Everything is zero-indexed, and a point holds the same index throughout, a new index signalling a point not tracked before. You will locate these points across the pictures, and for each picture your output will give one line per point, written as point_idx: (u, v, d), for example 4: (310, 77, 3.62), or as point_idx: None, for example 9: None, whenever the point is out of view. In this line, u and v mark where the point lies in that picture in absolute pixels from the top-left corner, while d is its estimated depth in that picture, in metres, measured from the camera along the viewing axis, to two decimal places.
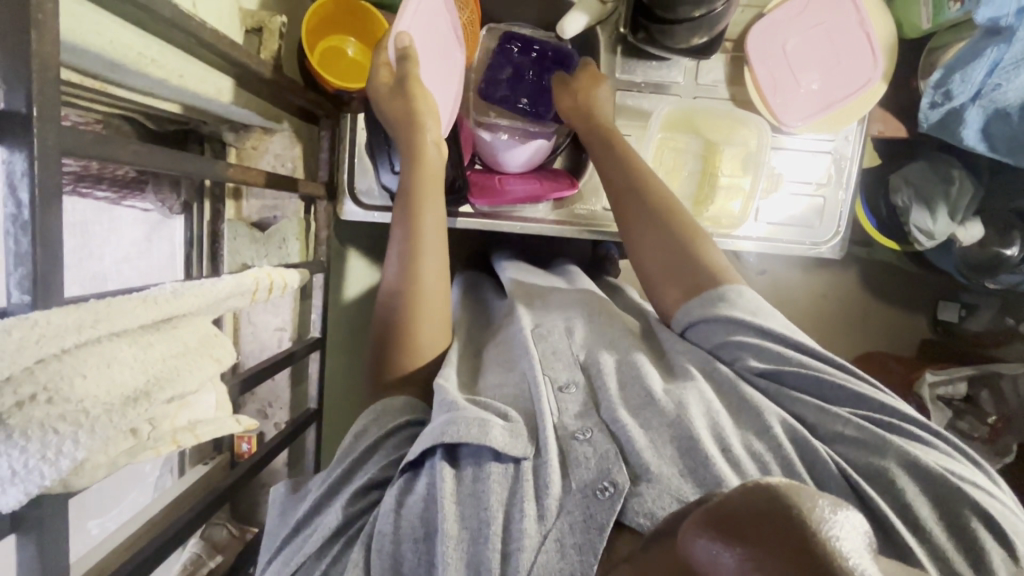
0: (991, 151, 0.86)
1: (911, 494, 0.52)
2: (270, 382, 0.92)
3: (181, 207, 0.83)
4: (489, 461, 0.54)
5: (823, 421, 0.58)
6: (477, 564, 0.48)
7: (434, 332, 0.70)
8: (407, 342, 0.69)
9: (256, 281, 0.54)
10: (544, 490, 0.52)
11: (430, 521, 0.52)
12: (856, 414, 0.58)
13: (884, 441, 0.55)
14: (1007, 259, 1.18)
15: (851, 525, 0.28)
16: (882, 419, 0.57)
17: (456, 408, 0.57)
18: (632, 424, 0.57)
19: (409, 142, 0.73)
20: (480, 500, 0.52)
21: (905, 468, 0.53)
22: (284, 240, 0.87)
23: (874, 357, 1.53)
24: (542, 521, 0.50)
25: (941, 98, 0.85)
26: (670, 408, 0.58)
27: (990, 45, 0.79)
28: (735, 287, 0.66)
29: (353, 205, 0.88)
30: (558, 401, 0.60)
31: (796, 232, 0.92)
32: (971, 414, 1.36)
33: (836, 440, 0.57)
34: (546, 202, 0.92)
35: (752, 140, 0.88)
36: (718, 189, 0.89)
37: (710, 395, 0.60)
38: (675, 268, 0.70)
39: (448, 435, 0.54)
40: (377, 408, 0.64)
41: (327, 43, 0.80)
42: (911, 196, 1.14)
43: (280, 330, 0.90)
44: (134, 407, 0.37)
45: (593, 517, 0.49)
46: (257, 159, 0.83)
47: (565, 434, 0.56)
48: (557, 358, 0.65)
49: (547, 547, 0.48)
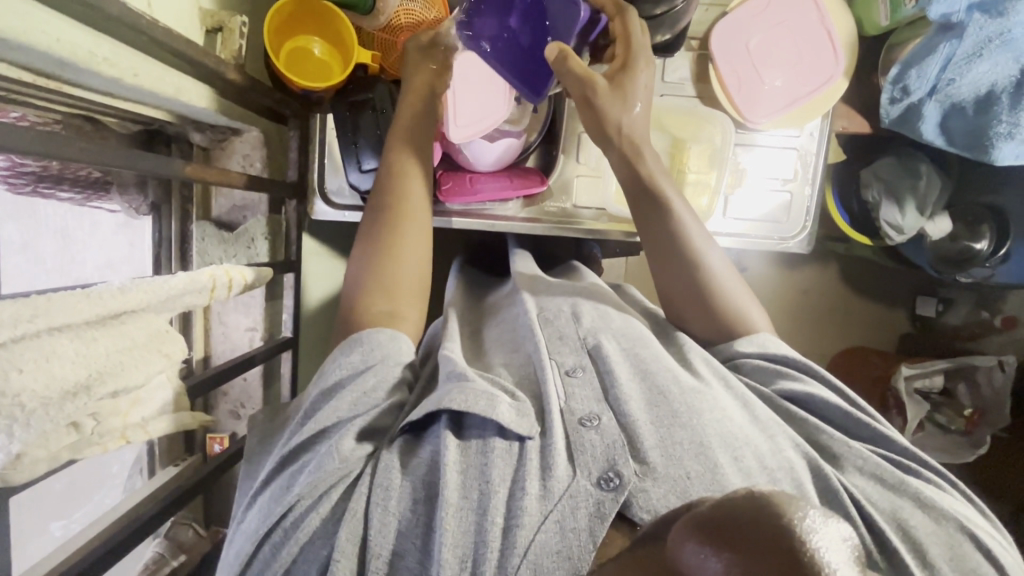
0: (948, 144, 0.88)
1: (922, 533, 0.53)
2: (242, 381, 0.91)
3: (149, 208, 0.82)
4: (493, 436, 0.55)
5: (847, 453, 0.60)
6: (477, 535, 0.48)
7: (410, 277, 0.71)
8: (393, 295, 0.69)
9: (212, 279, 0.54)
10: (549, 469, 0.52)
11: (433, 485, 0.52)
12: (879, 452, 0.61)
13: (902, 482, 0.57)
14: (978, 253, 1.19)
15: (835, 530, 0.29)
16: (903, 461, 0.60)
17: (466, 379, 0.59)
18: (644, 423, 0.57)
19: (410, 86, 0.78)
20: (483, 473, 0.52)
21: (918, 506, 0.55)
22: (252, 239, 0.88)
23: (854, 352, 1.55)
24: (546, 498, 0.50)
25: (899, 94, 0.86)
26: (682, 412, 0.59)
27: (943, 41, 0.81)
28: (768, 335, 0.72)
29: (324, 205, 0.88)
30: (565, 384, 0.61)
31: (766, 228, 0.93)
32: (947, 407, 1.39)
33: (855, 473, 0.59)
34: (516, 200, 0.93)
35: (717, 137, 0.90)
36: (685, 185, 0.90)
37: (724, 403, 0.62)
38: (699, 296, 0.74)
39: (446, 402, 0.55)
40: (355, 340, 0.63)
41: (293, 44, 0.79)
42: (881, 191, 1.16)
43: (252, 330, 0.90)
44: (72, 401, 0.38)
45: (598, 506, 0.49)
46: (226, 159, 0.84)
47: (572, 420, 0.57)
48: (564, 342, 0.67)
49: (547, 527, 0.47)
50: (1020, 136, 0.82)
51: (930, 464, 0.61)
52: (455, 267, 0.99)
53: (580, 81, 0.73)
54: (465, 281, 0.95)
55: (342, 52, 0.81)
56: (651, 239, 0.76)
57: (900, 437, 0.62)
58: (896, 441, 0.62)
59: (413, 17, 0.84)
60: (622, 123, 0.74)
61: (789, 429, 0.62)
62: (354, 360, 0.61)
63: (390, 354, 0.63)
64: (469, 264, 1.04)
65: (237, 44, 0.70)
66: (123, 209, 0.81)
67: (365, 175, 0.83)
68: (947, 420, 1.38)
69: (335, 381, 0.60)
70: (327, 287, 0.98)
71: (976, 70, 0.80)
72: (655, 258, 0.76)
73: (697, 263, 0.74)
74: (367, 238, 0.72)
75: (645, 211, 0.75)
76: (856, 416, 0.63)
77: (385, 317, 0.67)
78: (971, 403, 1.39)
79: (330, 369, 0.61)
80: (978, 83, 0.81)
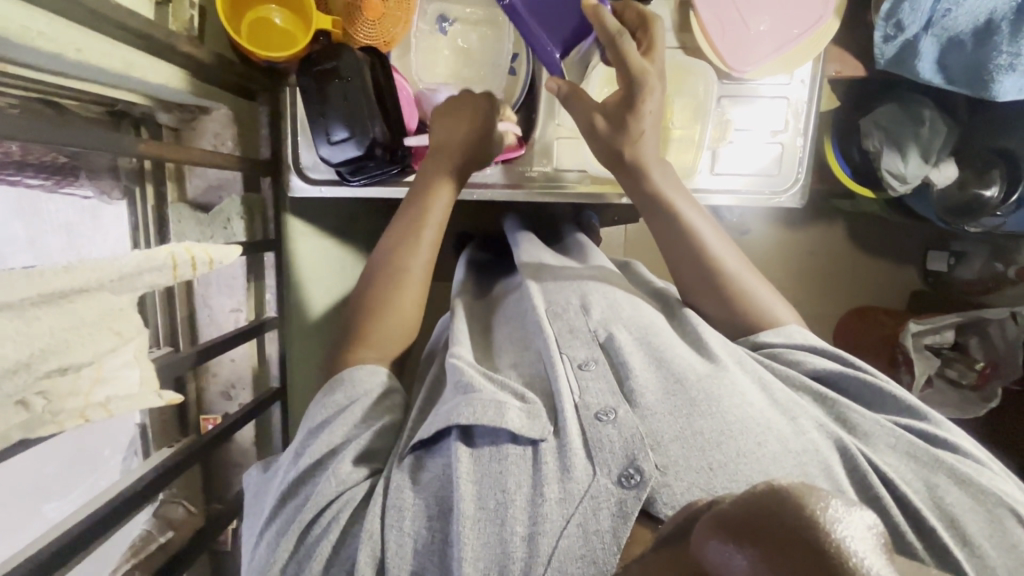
0: (948, 83, 0.82)
1: (959, 509, 0.52)
2: (231, 362, 0.92)
3: (122, 193, 0.80)
4: (506, 443, 0.55)
5: (877, 430, 0.59)
6: (500, 545, 0.49)
7: (413, 302, 0.76)
8: (387, 337, 0.72)
9: (172, 257, 0.54)
10: (567, 470, 0.52)
11: (445, 499, 0.53)
12: (910, 429, 0.61)
13: (934, 458, 0.57)
14: (989, 200, 1.16)
15: (859, 519, 0.27)
16: (934, 434, 0.60)
17: (473, 390, 0.60)
18: (663, 415, 0.57)
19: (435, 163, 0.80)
20: (500, 482, 0.53)
21: (955, 483, 0.54)
22: (228, 219, 0.86)
23: (867, 312, 1.53)
24: (566, 500, 0.50)
25: (893, 30, 0.79)
26: (701, 399, 0.59)
27: None
28: (796, 327, 0.73)
29: (300, 181, 0.87)
30: (579, 378, 0.62)
31: (755, 182, 0.90)
32: (959, 361, 1.38)
33: (888, 451, 0.58)
34: (495, 166, 0.92)
35: (700, 89, 0.85)
36: (670, 141, 0.86)
37: (743, 387, 0.61)
38: (706, 284, 0.76)
39: (461, 412, 0.56)
40: (342, 377, 0.67)
41: (255, 14, 0.76)
42: (882, 139, 1.11)
43: (236, 311, 0.90)
44: (13, 378, 0.38)
45: (620, 506, 0.50)
46: (197, 139, 0.84)
47: (588, 415, 0.57)
48: (576, 337, 0.67)
49: (569, 532, 0.48)
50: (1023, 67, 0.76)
51: (961, 437, 0.60)
52: (464, 262, 1.00)
53: (583, 114, 0.74)
54: (472, 277, 0.95)
55: (305, 18, 0.77)
56: (660, 233, 0.78)
57: (926, 411, 0.62)
58: (925, 414, 0.62)
59: None
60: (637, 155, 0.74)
61: (811, 409, 0.61)
62: (352, 397, 0.64)
63: (370, 389, 0.66)
64: (479, 251, 1.07)
65: (188, 14, 0.70)
66: (95, 195, 0.77)
67: (334, 146, 0.80)
68: (958, 376, 1.37)
69: (320, 421, 0.63)
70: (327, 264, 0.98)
71: None
72: (667, 248, 0.78)
73: (710, 263, 0.75)
74: (370, 283, 0.76)
75: (656, 218, 0.78)
76: (879, 390, 0.64)
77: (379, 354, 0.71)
78: (984, 356, 1.37)
79: (315, 411, 0.64)
80: (977, 11, 0.76)
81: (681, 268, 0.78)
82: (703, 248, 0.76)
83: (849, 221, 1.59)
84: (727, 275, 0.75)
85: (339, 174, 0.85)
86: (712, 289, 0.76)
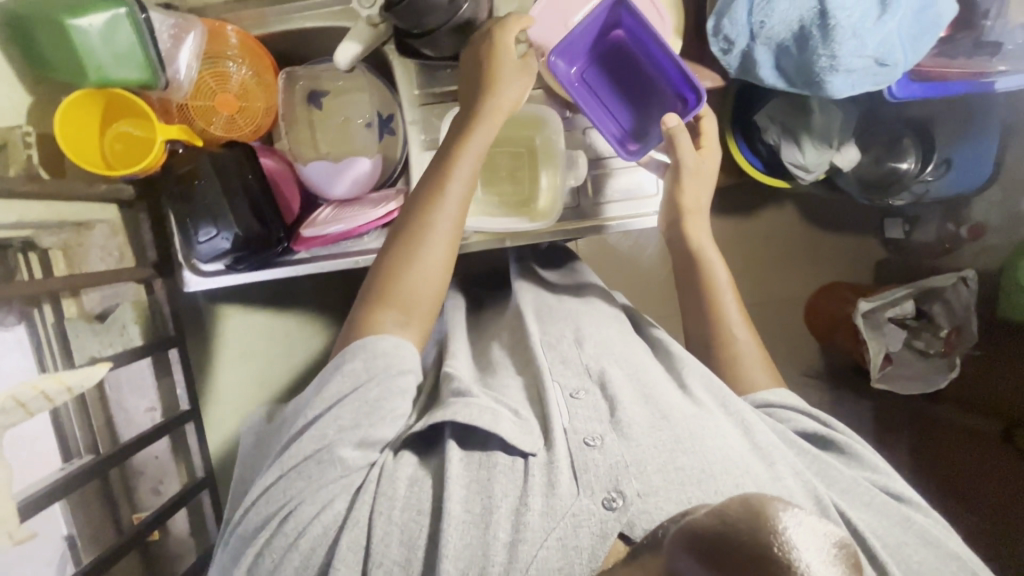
0: (788, 86, 0.81)
1: (925, 569, 0.59)
2: (155, 458, 0.96)
3: (19, 317, 0.80)
4: (497, 451, 0.61)
5: (854, 486, 0.65)
6: (483, 548, 0.54)
7: (432, 286, 0.73)
8: (411, 299, 0.72)
9: (14, 397, 0.59)
10: (553, 486, 0.58)
11: (438, 499, 0.59)
12: (885, 489, 0.67)
13: (905, 517, 0.63)
14: (906, 173, 1.17)
15: (817, 532, 0.35)
16: (904, 495, 0.67)
17: (470, 394, 0.66)
18: (648, 445, 0.61)
19: (461, 121, 0.77)
20: (486, 488, 0.59)
21: (923, 542, 0.62)
22: (123, 326, 0.89)
23: (831, 289, 1.41)
24: (549, 515, 0.56)
25: (725, 45, 0.80)
26: (686, 436, 0.62)
27: None
28: (776, 391, 0.75)
29: (192, 274, 0.89)
30: (571, 405, 0.66)
31: (629, 207, 0.91)
32: (925, 330, 1.31)
33: (863, 507, 0.64)
34: (375, 231, 0.88)
35: (550, 135, 0.88)
36: (539, 187, 0.90)
37: (727, 431, 0.64)
38: (703, 318, 0.83)
39: (459, 415, 0.62)
40: (370, 343, 0.67)
41: (114, 133, 0.79)
42: (779, 132, 1.10)
43: (152, 410, 0.94)
44: None
45: (601, 526, 0.55)
46: (84, 254, 0.84)
47: (577, 440, 0.61)
48: (569, 366, 0.72)
49: (549, 544, 0.54)
50: (844, 67, 0.76)
51: (926, 503, 0.68)
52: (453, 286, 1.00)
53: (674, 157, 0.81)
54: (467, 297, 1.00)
55: (151, 124, 0.78)
56: (677, 271, 0.87)
57: (897, 478, 0.69)
58: (894, 476, 0.69)
59: (221, 74, 0.86)
60: (698, 199, 0.84)
61: (791, 455, 0.65)
62: (377, 364, 0.66)
63: (394, 361, 0.67)
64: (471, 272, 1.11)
65: (24, 155, 0.74)
66: None
67: (203, 246, 0.83)
68: (926, 346, 1.31)
69: (341, 388, 0.65)
70: (265, 327, 1.09)
71: (781, 6, 0.75)
72: (679, 280, 0.87)
73: (708, 298, 0.83)
74: (390, 252, 0.74)
75: (679, 253, 0.86)
76: (851, 450, 0.70)
77: (401, 318, 0.71)
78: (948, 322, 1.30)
79: (334, 374, 0.66)
80: (789, 21, 0.76)
81: (685, 298, 0.86)
82: (711, 282, 0.83)
83: (800, 202, 1.46)
84: (721, 318, 0.82)
85: (229, 267, 0.87)
86: (702, 314, 0.83)
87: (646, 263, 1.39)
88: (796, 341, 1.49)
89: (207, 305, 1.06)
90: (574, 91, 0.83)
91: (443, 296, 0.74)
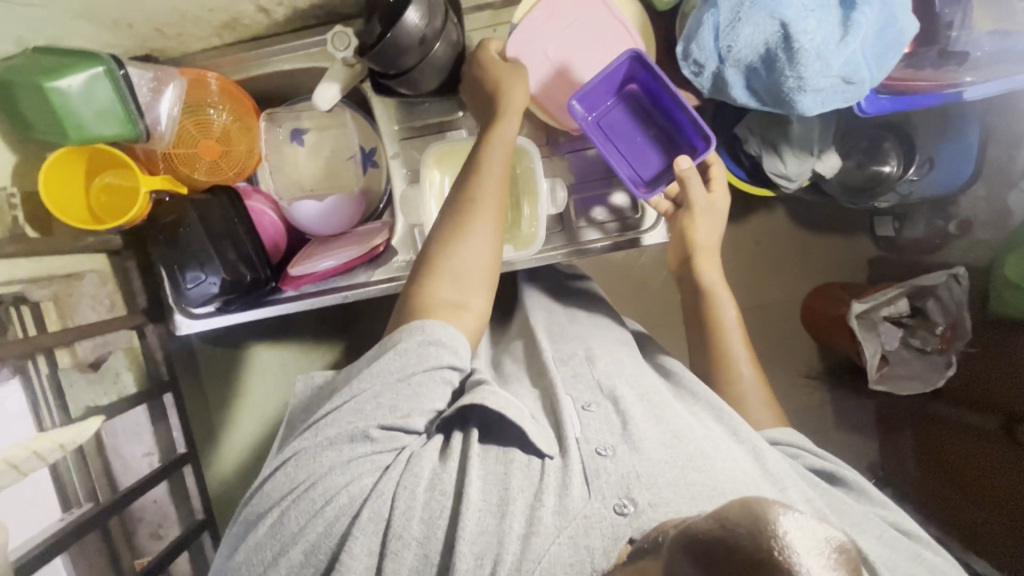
0: (761, 104, 0.83)
1: None
2: (154, 502, 0.98)
3: (12, 371, 0.78)
4: (514, 448, 0.63)
5: (865, 519, 0.65)
6: (497, 536, 0.56)
7: (481, 264, 0.72)
8: (463, 283, 0.71)
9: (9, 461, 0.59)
10: (566, 488, 0.59)
11: (459, 485, 0.60)
12: (897, 527, 0.66)
13: (916, 551, 0.63)
14: (888, 175, 1.18)
15: (815, 534, 0.34)
16: (916, 533, 0.66)
17: (484, 382, 0.68)
18: (659, 459, 0.61)
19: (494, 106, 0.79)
20: (503, 480, 0.60)
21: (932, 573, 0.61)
22: (117, 373, 0.91)
23: (826, 291, 1.41)
24: (562, 514, 0.56)
25: (696, 68, 0.81)
26: (696, 455, 0.62)
27: (705, 12, 0.79)
28: (777, 428, 0.76)
29: (183, 318, 0.89)
30: (584, 417, 0.67)
31: (610, 229, 0.92)
32: (920, 329, 1.28)
33: (874, 538, 0.63)
34: (362, 267, 0.89)
35: (529, 164, 0.88)
36: (521, 218, 0.90)
37: (737, 455, 0.65)
38: (705, 346, 0.84)
39: (488, 399, 0.64)
40: (424, 322, 0.66)
41: (100, 186, 0.81)
42: (759, 143, 1.10)
43: (149, 454, 0.96)
44: None
45: (611, 530, 0.55)
46: (74, 306, 0.85)
47: (589, 450, 0.62)
48: (580, 381, 0.73)
49: (561, 541, 0.55)
50: (812, 87, 0.77)
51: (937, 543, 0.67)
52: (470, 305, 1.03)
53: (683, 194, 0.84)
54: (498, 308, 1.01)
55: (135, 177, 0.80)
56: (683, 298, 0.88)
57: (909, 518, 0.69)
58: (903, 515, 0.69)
59: (203, 122, 0.88)
60: (705, 232, 0.85)
61: (799, 482, 0.66)
62: (434, 350, 0.65)
63: (449, 343, 0.66)
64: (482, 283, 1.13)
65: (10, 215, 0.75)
66: None
67: (189, 291, 0.84)
68: (922, 344, 1.28)
69: (391, 361, 0.63)
70: (263, 362, 1.09)
71: (746, 30, 0.76)
72: (685, 306, 0.88)
73: (711, 324, 0.84)
74: (438, 231, 0.74)
75: (685, 278, 0.87)
76: (862, 487, 0.70)
77: (455, 303, 0.70)
78: (943, 318, 1.26)
79: (388, 347, 0.65)
80: (755, 42, 0.77)
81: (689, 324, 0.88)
82: (716, 307, 0.84)
83: (789, 204, 1.47)
84: (724, 348, 0.83)
85: (218, 309, 0.88)
86: (704, 343, 0.84)
87: (644, 265, 1.38)
88: (793, 345, 1.49)
89: (202, 345, 1.07)
90: (591, 133, 0.84)
91: (494, 277, 0.73)
